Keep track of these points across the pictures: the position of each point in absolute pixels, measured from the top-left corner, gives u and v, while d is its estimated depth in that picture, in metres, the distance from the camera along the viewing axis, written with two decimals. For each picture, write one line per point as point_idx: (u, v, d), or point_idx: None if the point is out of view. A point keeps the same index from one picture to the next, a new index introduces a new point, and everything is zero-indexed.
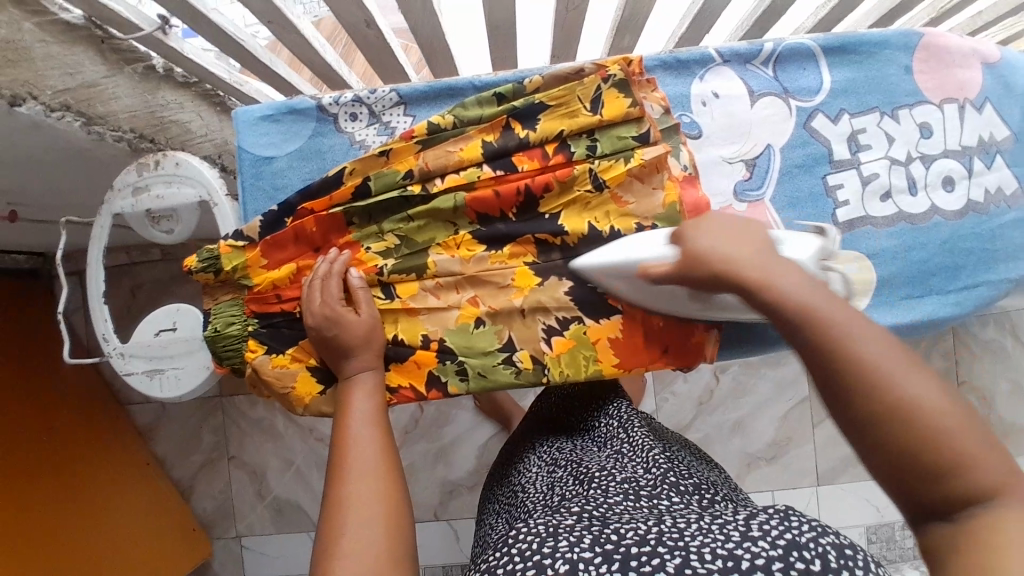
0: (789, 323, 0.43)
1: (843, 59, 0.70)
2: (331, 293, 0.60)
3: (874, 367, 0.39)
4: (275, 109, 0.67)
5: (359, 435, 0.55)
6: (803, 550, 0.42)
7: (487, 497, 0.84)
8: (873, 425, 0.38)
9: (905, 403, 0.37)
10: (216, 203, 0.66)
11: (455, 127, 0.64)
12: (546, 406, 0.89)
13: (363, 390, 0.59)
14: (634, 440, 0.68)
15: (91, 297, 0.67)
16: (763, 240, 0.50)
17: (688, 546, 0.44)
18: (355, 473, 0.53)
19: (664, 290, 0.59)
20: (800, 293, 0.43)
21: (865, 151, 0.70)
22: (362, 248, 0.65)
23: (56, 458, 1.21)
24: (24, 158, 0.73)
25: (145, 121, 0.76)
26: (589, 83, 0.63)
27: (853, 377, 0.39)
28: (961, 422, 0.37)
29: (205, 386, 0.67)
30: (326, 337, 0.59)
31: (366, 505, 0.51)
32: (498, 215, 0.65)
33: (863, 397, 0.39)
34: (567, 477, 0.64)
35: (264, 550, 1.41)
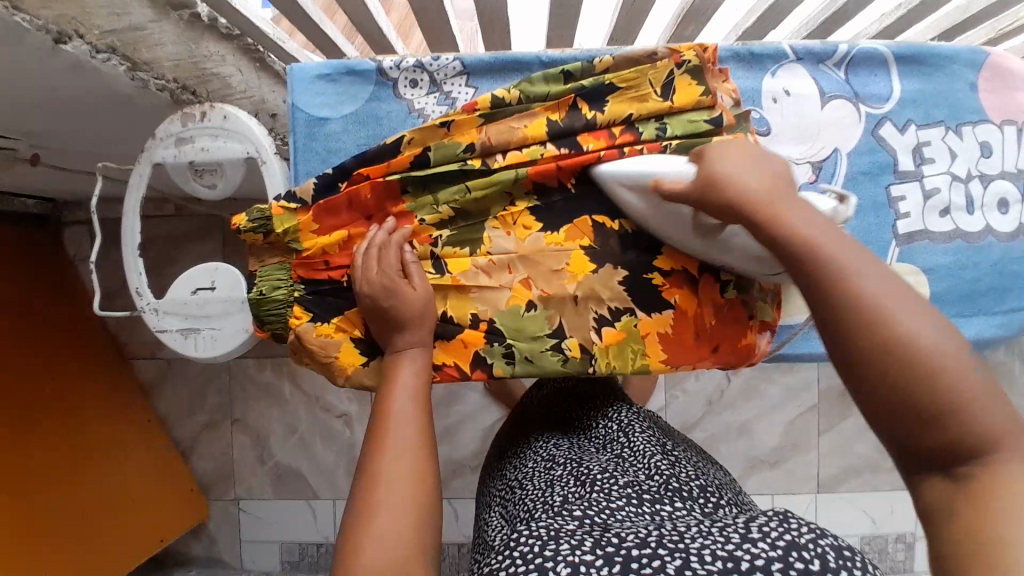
0: (795, 255, 0.41)
1: (914, 68, 0.69)
2: (388, 261, 0.59)
3: (879, 305, 0.37)
4: (333, 69, 0.64)
5: (400, 409, 0.53)
6: (804, 552, 0.40)
7: (483, 488, 0.81)
8: (871, 356, 0.36)
9: (904, 336, 0.35)
10: (263, 162, 0.63)
11: (521, 102, 0.62)
12: (534, 404, 0.88)
13: (412, 364, 0.57)
14: (635, 446, 0.68)
15: (127, 248, 0.64)
16: (780, 176, 0.48)
17: (688, 548, 0.43)
18: (393, 449, 0.51)
19: (675, 212, 0.57)
20: (817, 233, 0.41)
21: (929, 164, 0.69)
22: (416, 219, 0.62)
23: (59, 407, 1.18)
24: (63, 99, 0.70)
25: (187, 71, 0.72)
26: (662, 67, 0.61)
27: (860, 315, 0.37)
28: (962, 363, 0.34)
29: (242, 349, 0.65)
30: (381, 307, 0.57)
31: (403, 482, 0.49)
32: (557, 188, 0.63)
33: (872, 335, 0.36)
34: (567, 476, 0.61)
35: (260, 515, 1.40)
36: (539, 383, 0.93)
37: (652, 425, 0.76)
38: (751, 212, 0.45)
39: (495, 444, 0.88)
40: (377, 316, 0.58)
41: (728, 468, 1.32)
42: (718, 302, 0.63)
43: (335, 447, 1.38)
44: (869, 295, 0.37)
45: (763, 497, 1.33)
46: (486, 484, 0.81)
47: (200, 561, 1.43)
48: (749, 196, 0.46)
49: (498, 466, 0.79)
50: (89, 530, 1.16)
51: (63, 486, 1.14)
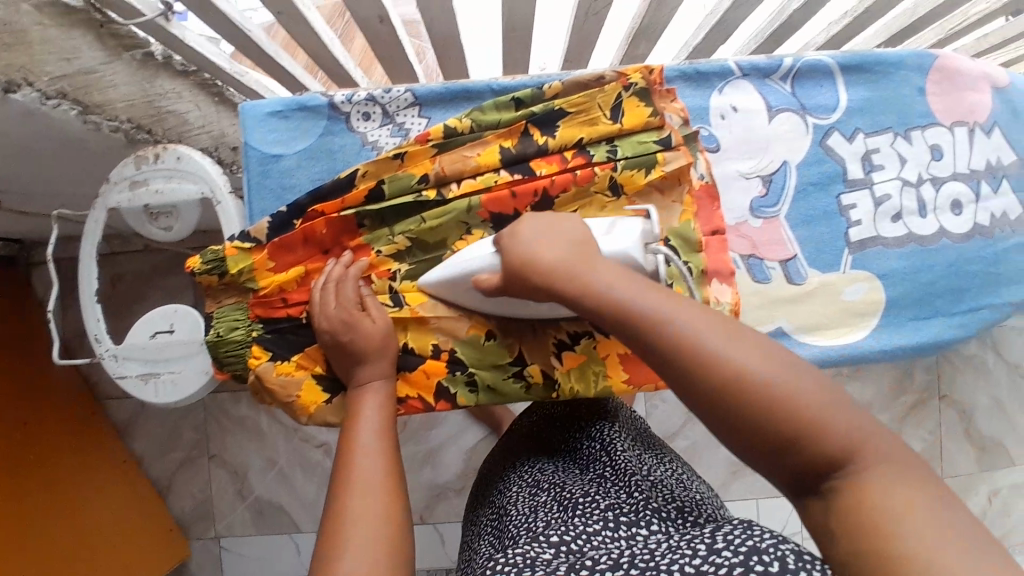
0: (621, 324, 0.43)
1: (860, 77, 0.70)
2: (346, 295, 0.59)
3: (708, 352, 0.39)
4: (285, 105, 0.65)
5: (366, 444, 0.53)
6: (764, 556, 0.40)
7: (471, 518, 0.81)
8: (723, 409, 0.38)
9: (739, 381, 0.38)
10: (218, 201, 0.63)
11: (472, 131, 0.63)
12: (524, 428, 0.88)
13: (376, 398, 0.57)
14: (617, 464, 0.67)
15: (83, 295, 0.64)
16: (580, 237, 0.52)
17: (657, 566, 0.44)
18: (360, 485, 0.50)
19: (503, 298, 0.59)
20: (628, 295, 0.44)
21: (878, 170, 0.70)
22: (373, 252, 0.63)
23: (34, 452, 1.17)
24: (14, 147, 0.69)
25: (142, 111, 0.72)
26: (610, 90, 0.62)
27: (690, 373, 0.39)
28: (792, 384, 0.37)
29: (203, 392, 0.64)
30: (341, 342, 0.57)
31: (368, 519, 0.48)
32: (512, 214, 0.63)
33: (703, 386, 0.39)
34: (550, 502, 0.62)
35: (243, 551, 1.38)
36: (533, 406, 0.93)
37: (636, 442, 0.76)
38: (562, 285, 0.47)
39: (482, 473, 0.88)
40: (335, 351, 0.58)
41: (711, 476, 1.33)
42: None
43: (317, 476, 1.37)
44: (692, 349, 0.39)
45: (747, 503, 1.33)
46: (474, 510, 0.81)
47: None
48: (558, 267, 0.48)
49: (486, 493, 0.79)
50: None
51: (37, 533, 1.12)
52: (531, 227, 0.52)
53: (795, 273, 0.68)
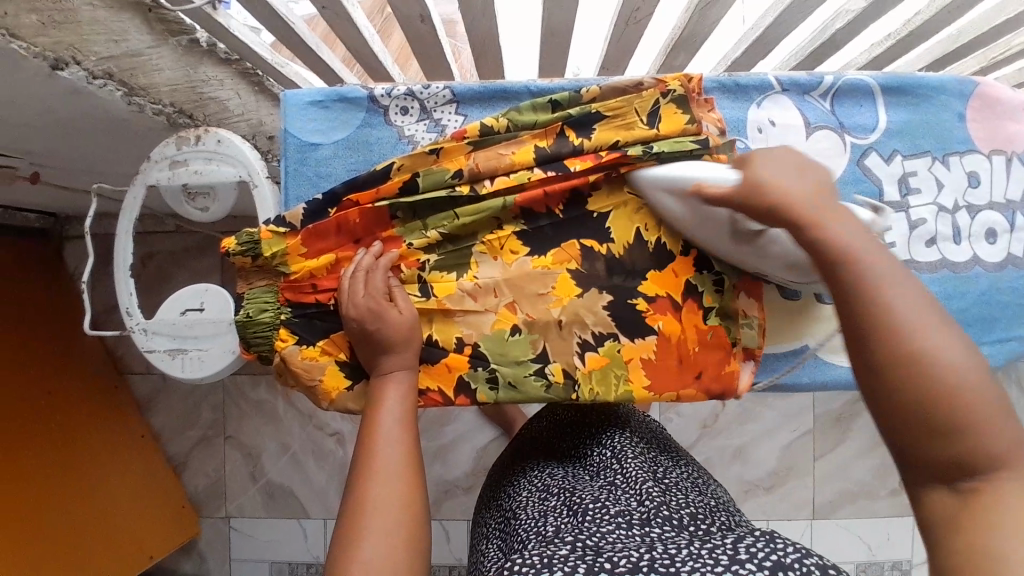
0: (829, 263, 0.43)
1: (900, 99, 0.70)
2: (375, 285, 0.59)
3: (900, 325, 0.39)
4: (325, 95, 0.65)
5: (387, 432, 0.54)
6: (790, 571, 0.43)
7: (480, 519, 0.81)
8: (889, 370, 0.38)
9: (921, 351, 0.38)
10: (255, 184, 0.64)
11: (509, 130, 0.63)
12: (535, 434, 0.88)
13: (399, 388, 0.57)
14: (628, 471, 0.67)
15: (119, 268, 0.65)
16: (822, 182, 0.48)
17: (679, 571, 0.44)
18: (381, 472, 0.51)
19: (711, 216, 0.58)
20: (855, 245, 0.42)
21: (914, 194, 0.70)
22: (405, 244, 0.63)
23: (56, 423, 1.19)
24: (63, 122, 0.71)
25: (185, 95, 0.74)
26: (648, 96, 0.63)
27: (879, 335, 0.39)
28: (976, 379, 0.37)
29: (229, 371, 0.65)
30: (367, 331, 0.58)
31: (388, 508, 0.49)
32: (544, 211, 0.64)
33: (882, 347, 0.39)
34: (560, 507, 0.62)
35: (252, 532, 1.39)
36: (543, 413, 0.94)
37: (649, 446, 0.76)
38: (794, 216, 0.45)
39: (490, 475, 0.88)
40: (360, 339, 0.58)
41: None
42: (701, 330, 0.63)
43: (328, 465, 1.37)
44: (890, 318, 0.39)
45: (757, 522, 1.31)
46: (482, 512, 0.81)
47: None
48: (787, 199, 0.46)
49: (494, 496, 0.79)
50: (78, 549, 1.15)
51: (55, 503, 1.14)
52: (782, 156, 0.50)
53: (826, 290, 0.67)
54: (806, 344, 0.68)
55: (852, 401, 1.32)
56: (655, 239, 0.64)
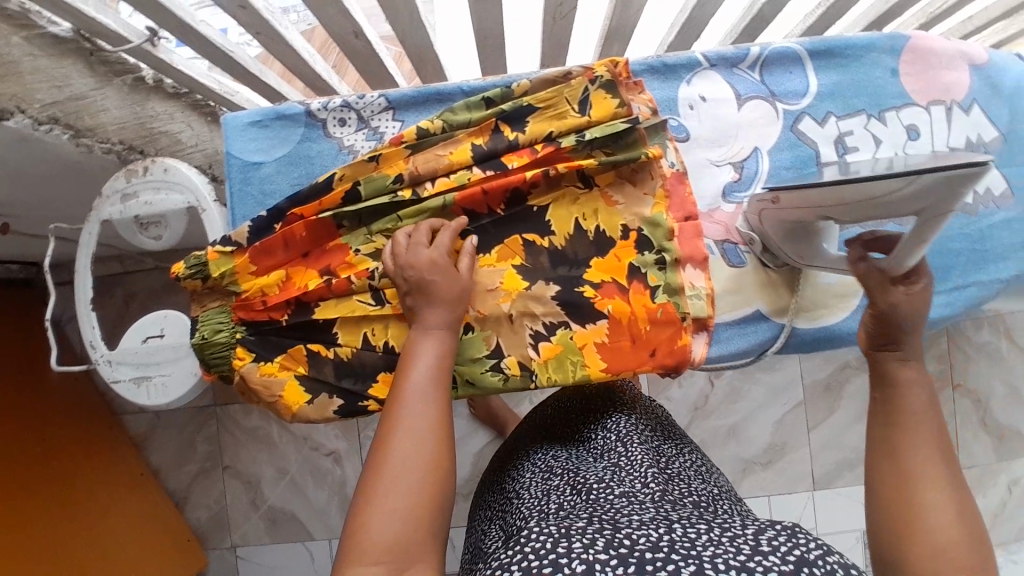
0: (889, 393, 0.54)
1: (829, 62, 0.71)
2: (439, 241, 0.59)
3: (911, 465, 0.50)
4: (264, 115, 0.67)
5: (417, 384, 0.51)
6: (814, 567, 0.41)
7: (479, 506, 0.82)
8: (890, 475, 0.50)
9: (912, 474, 0.49)
10: (204, 208, 0.66)
11: (444, 131, 0.64)
12: (537, 421, 0.89)
13: (437, 348, 0.54)
14: (632, 453, 0.67)
15: (79, 305, 0.67)
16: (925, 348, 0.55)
17: (700, 555, 0.43)
18: (406, 433, 0.48)
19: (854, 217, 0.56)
20: (916, 399, 0.53)
21: (852, 152, 0.70)
22: (351, 251, 0.64)
23: (52, 469, 1.20)
24: (17, 169, 0.73)
25: (134, 132, 0.75)
26: (577, 85, 0.64)
27: (899, 448, 0.51)
28: (948, 524, 0.47)
29: (193, 393, 0.67)
30: (422, 281, 0.56)
31: (409, 469, 0.47)
32: (485, 213, 0.65)
33: (891, 462, 0.51)
34: (563, 486, 0.62)
35: (259, 559, 1.39)
36: (545, 401, 0.95)
37: (652, 430, 0.76)
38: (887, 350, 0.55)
39: (490, 464, 0.89)
40: (415, 290, 0.57)
41: None
42: (651, 309, 0.64)
43: (327, 485, 1.38)
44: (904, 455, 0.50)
45: (759, 499, 1.31)
46: (482, 499, 0.81)
47: None
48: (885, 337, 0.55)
49: (495, 481, 0.80)
50: None
51: (58, 549, 1.15)
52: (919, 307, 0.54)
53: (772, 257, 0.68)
54: (760, 310, 0.68)
55: (841, 369, 1.31)
56: (595, 226, 0.65)
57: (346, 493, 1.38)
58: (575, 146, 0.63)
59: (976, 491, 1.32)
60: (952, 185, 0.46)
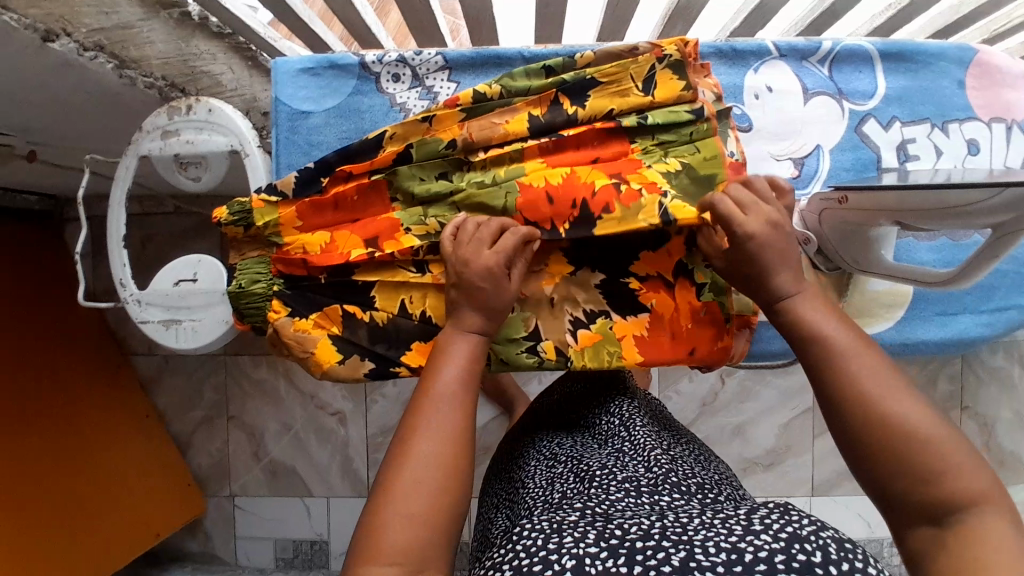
0: (803, 342, 0.47)
1: (900, 66, 0.69)
2: (502, 242, 0.56)
3: (870, 390, 0.43)
4: (316, 62, 0.65)
5: (445, 386, 0.50)
6: (806, 543, 0.40)
7: (487, 493, 0.82)
8: (856, 419, 0.43)
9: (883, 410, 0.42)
10: (246, 153, 0.64)
11: (502, 97, 0.62)
12: (545, 406, 0.90)
13: (467, 354, 0.53)
14: (635, 439, 0.66)
15: (111, 239, 0.65)
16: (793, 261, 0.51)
17: (692, 540, 0.42)
18: (428, 427, 0.48)
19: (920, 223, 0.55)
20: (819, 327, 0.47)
21: (913, 160, 0.69)
22: (403, 229, 0.61)
23: (57, 404, 1.20)
24: (56, 98, 0.71)
25: (177, 69, 0.72)
26: (643, 61, 0.61)
27: (855, 395, 0.43)
28: (934, 431, 0.41)
29: (222, 340, 0.65)
30: (471, 287, 0.54)
31: (423, 484, 0.45)
32: (547, 226, 0.60)
33: (848, 398, 0.44)
34: (568, 474, 0.62)
35: (255, 510, 1.40)
36: (554, 384, 0.95)
37: (655, 420, 0.76)
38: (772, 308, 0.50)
39: (499, 451, 0.89)
40: (462, 291, 0.55)
41: None
42: (694, 306, 0.63)
43: (330, 445, 1.38)
44: (864, 389, 0.43)
45: (758, 499, 1.32)
46: (491, 485, 0.81)
47: (196, 555, 1.44)
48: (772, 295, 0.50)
49: (504, 470, 0.80)
50: (81, 526, 1.16)
51: (59, 483, 1.15)
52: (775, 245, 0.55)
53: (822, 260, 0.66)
54: None
55: None
56: None
57: (347, 454, 1.38)
58: (649, 149, 0.62)
59: None
60: None
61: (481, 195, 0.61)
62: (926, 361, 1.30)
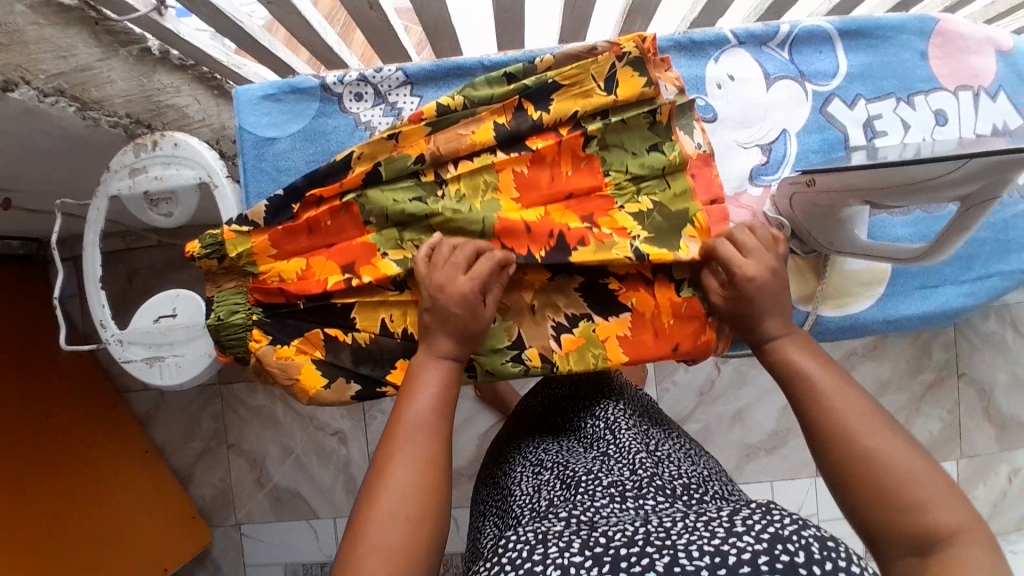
0: (792, 385, 0.52)
1: (860, 43, 0.69)
2: (477, 269, 0.56)
3: (849, 429, 0.47)
4: (277, 88, 0.65)
5: (419, 415, 0.51)
6: (788, 543, 0.40)
7: (477, 499, 0.82)
8: (835, 453, 0.47)
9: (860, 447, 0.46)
10: (216, 185, 0.64)
11: (466, 108, 0.63)
12: (530, 409, 0.89)
13: (441, 377, 0.54)
14: (619, 441, 0.67)
15: (88, 281, 0.65)
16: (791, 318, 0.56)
17: (675, 544, 0.42)
18: (403, 459, 0.49)
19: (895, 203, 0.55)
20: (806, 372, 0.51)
21: (881, 137, 0.69)
22: (379, 254, 0.62)
23: (55, 447, 1.19)
24: (22, 145, 0.70)
25: (141, 106, 0.72)
26: (603, 61, 0.61)
27: (835, 432, 0.47)
28: (909, 467, 0.44)
29: (207, 374, 0.65)
30: (446, 314, 0.55)
31: (404, 514, 0.46)
32: (523, 253, 0.62)
33: (827, 435, 0.48)
34: (553, 480, 0.62)
35: (263, 537, 1.40)
36: (537, 388, 0.95)
37: (642, 418, 0.76)
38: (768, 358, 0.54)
39: (487, 456, 0.89)
40: (438, 316, 0.56)
41: (724, 458, 1.31)
42: (674, 302, 0.63)
43: (332, 465, 1.38)
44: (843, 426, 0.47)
45: (763, 483, 1.31)
46: (481, 492, 0.81)
47: None
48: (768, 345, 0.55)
49: (492, 474, 0.79)
50: (86, 567, 1.15)
51: (60, 526, 1.15)
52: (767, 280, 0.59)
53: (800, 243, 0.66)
54: None
55: (848, 355, 1.30)
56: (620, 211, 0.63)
57: (350, 473, 1.37)
58: (622, 185, 0.64)
59: (976, 478, 1.33)
60: (997, 168, 0.46)
61: (458, 220, 0.62)
62: (919, 332, 1.30)
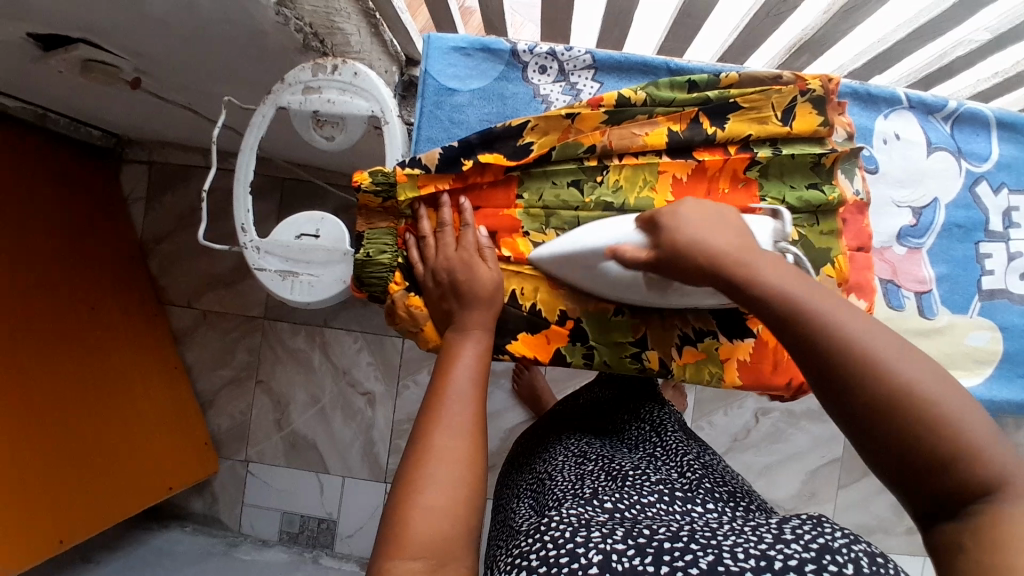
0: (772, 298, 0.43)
1: (1015, 136, 0.71)
2: (466, 240, 0.61)
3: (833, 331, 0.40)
4: (469, 43, 0.66)
5: (460, 385, 0.53)
6: (836, 554, 0.39)
7: (503, 488, 0.81)
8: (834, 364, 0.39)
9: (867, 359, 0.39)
10: (386, 121, 0.65)
11: (645, 105, 0.64)
12: (567, 410, 0.90)
13: (474, 348, 0.56)
14: (668, 446, 0.70)
15: (238, 182, 0.65)
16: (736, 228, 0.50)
17: (720, 545, 0.42)
18: (446, 426, 0.50)
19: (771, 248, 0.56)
20: (756, 265, 0.46)
21: (1016, 228, 0.71)
22: (521, 232, 0.64)
23: (91, 336, 1.18)
24: (196, 35, 0.72)
25: (321, 20, 0.70)
26: (786, 92, 0.63)
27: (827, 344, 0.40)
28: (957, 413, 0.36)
29: (336, 299, 0.66)
30: (454, 280, 0.59)
31: (453, 483, 0.46)
32: None
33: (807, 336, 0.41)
34: (598, 472, 0.62)
35: (268, 480, 1.39)
36: (577, 392, 0.96)
37: (687, 431, 0.78)
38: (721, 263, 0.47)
39: (518, 445, 0.88)
40: (451, 286, 0.59)
41: None
42: None
43: (355, 424, 1.37)
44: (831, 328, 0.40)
45: None
46: (508, 481, 0.81)
47: (199, 517, 1.41)
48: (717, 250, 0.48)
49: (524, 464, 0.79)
50: (95, 462, 1.13)
51: (81, 412, 1.13)
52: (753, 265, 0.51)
53: (928, 306, 0.69)
54: None
55: None
56: None
57: (371, 436, 1.37)
58: None
59: None
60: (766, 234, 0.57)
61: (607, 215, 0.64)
62: None
